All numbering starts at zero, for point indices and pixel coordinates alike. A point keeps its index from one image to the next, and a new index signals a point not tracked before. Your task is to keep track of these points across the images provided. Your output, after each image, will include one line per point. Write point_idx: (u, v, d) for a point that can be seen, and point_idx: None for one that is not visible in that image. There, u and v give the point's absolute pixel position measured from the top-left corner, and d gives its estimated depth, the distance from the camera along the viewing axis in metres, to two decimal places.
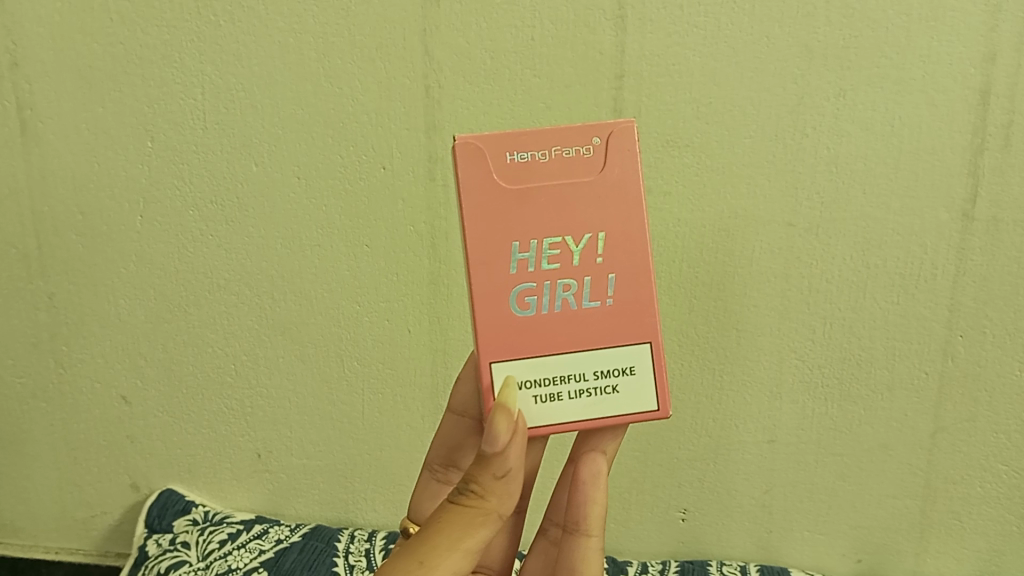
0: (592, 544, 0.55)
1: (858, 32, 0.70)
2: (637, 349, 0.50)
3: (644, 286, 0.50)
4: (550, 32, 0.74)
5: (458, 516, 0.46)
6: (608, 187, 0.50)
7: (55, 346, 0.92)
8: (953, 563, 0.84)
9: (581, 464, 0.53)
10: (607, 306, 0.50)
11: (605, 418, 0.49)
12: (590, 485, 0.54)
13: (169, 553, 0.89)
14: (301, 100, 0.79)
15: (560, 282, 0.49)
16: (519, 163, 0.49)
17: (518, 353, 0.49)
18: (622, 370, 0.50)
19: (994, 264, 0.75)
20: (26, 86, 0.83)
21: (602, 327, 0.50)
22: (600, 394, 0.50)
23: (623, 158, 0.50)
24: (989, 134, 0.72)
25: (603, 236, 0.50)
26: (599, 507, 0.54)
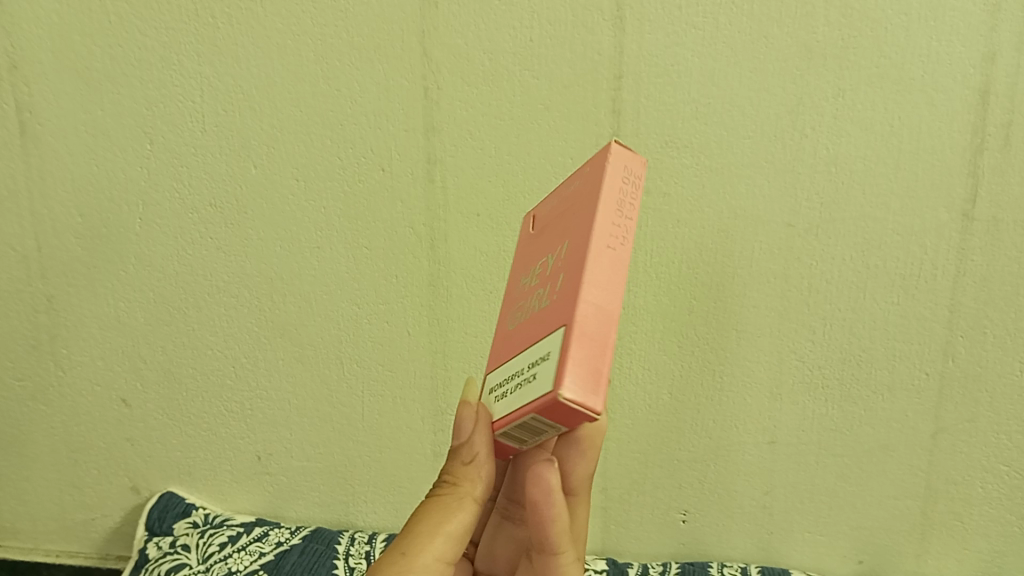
0: (564, 559, 0.52)
1: (858, 32, 0.70)
2: (553, 334, 0.40)
3: (577, 275, 0.40)
4: (549, 33, 0.73)
5: (436, 504, 0.47)
6: (580, 198, 0.44)
7: (55, 348, 0.92)
8: (956, 564, 0.84)
9: (533, 479, 0.47)
10: (551, 302, 0.42)
11: (522, 412, 0.41)
12: (544, 501, 0.48)
13: (170, 555, 0.88)
14: (300, 102, 0.79)
15: (534, 295, 0.45)
16: (542, 208, 0.49)
17: (498, 362, 0.46)
18: (542, 357, 0.40)
19: (995, 264, 0.75)
20: (24, 89, 0.83)
21: (543, 322, 0.42)
22: (526, 385, 0.41)
23: (598, 168, 0.43)
24: (989, 133, 0.72)
25: (568, 241, 0.43)
26: (562, 524, 0.49)
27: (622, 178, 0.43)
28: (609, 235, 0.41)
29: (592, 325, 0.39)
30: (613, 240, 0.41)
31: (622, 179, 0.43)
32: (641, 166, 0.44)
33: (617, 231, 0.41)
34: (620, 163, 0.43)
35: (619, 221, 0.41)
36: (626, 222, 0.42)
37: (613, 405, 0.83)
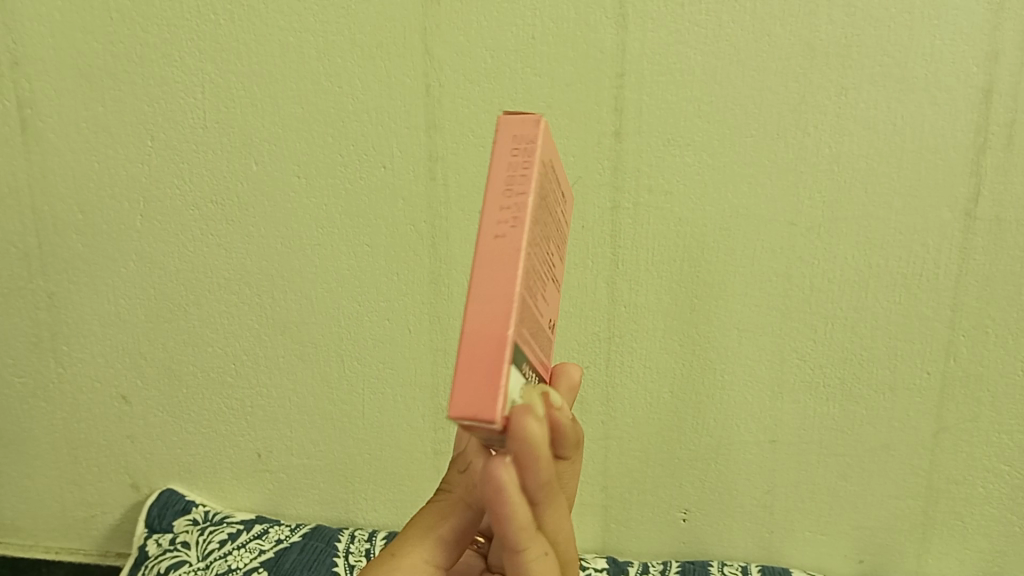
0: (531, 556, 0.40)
1: (861, 30, 0.70)
2: None
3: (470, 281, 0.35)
4: (552, 31, 0.73)
5: (430, 509, 0.47)
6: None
7: (55, 345, 0.92)
8: (956, 564, 0.84)
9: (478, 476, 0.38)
10: None
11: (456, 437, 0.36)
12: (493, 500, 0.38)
13: (169, 552, 0.88)
14: (301, 99, 0.79)
15: None
16: None
17: None
18: None
19: (998, 263, 0.74)
20: (27, 85, 0.83)
21: None
22: None
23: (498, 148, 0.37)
24: (992, 133, 0.71)
25: None
26: (522, 521, 0.39)
27: (510, 152, 0.36)
28: (494, 224, 0.35)
29: (479, 334, 0.33)
30: (498, 228, 0.34)
31: (510, 153, 0.36)
32: (536, 129, 0.36)
33: (503, 216, 0.35)
34: (508, 134, 0.36)
35: (505, 203, 0.35)
36: (515, 203, 0.35)
37: (613, 404, 0.83)
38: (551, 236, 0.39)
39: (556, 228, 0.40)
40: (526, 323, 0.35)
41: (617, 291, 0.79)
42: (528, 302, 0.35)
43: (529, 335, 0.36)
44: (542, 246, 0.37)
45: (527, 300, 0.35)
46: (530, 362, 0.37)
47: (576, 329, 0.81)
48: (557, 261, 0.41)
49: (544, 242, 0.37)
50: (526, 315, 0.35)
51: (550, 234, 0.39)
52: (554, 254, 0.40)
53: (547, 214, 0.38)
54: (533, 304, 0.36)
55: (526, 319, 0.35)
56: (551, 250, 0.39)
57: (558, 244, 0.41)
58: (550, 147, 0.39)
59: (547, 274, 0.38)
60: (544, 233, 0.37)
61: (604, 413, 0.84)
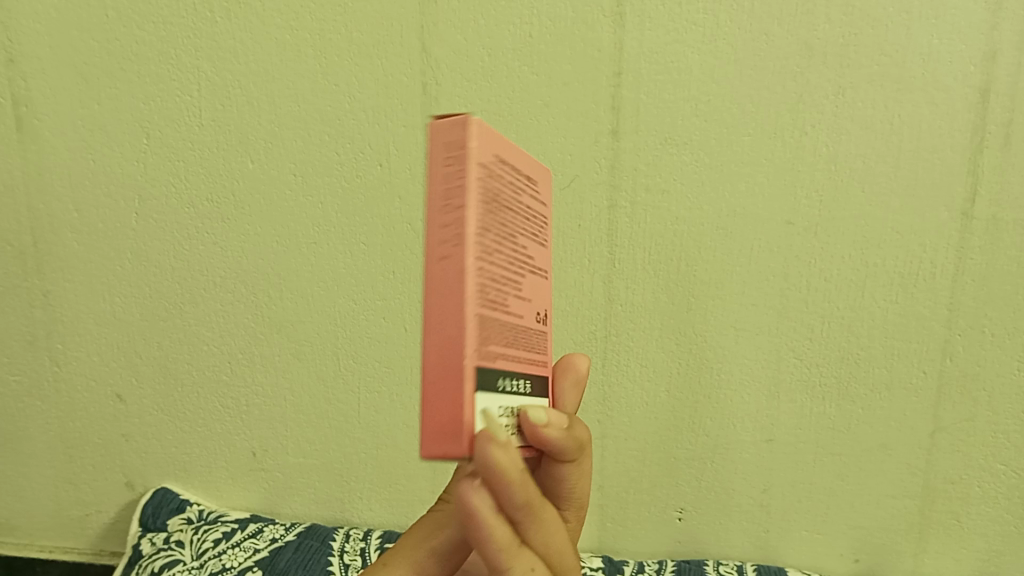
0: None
1: (858, 30, 0.71)
2: None
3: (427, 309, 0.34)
4: (549, 29, 0.73)
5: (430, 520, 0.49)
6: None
7: (51, 344, 0.92)
8: (954, 565, 0.83)
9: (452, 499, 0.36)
10: None
11: None
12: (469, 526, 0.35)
13: (163, 551, 0.87)
14: (298, 97, 0.79)
15: None
16: None
17: None
18: None
19: (995, 263, 0.74)
20: (22, 83, 0.83)
21: None
22: None
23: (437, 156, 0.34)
24: (989, 132, 0.71)
25: None
26: (504, 543, 0.36)
27: (442, 162, 0.33)
28: (438, 246, 0.33)
29: (441, 364, 0.33)
30: (443, 250, 0.33)
31: (442, 164, 0.33)
32: (464, 130, 0.33)
33: (445, 236, 0.33)
34: (439, 142, 0.33)
35: (445, 221, 0.33)
36: (455, 219, 0.32)
37: (611, 403, 0.83)
38: (516, 228, 0.37)
39: (522, 213, 0.37)
40: (493, 337, 0.34)
41: (614, 290, 0.79)
42: (490, 315, 0.34)
43: (501, 346, 0.35)
44: (500, 248, 0.35)
45: (487, 315, 0.34)
46: (509, 370, 0.36)
47: (573, 328, 0.81)
48: (531, 247, 0.38)
49: (503, 242, 0.35)
50: (491, 330, 0.34)
51: (512, 228, 0.36)
52: (525, 241, 0.38)
53: (502, 212, 0.35)
54: (499, 314, 0.35)
55: (491, 334, 0.34)
56: (517, 241, 0.37)
57: (530, 229, 0.38)
58: (495, 135, 0.35)
59: (515, 270, 0.36)
60: (501, 233, 0.35)
61: (601, 412, 0.84)
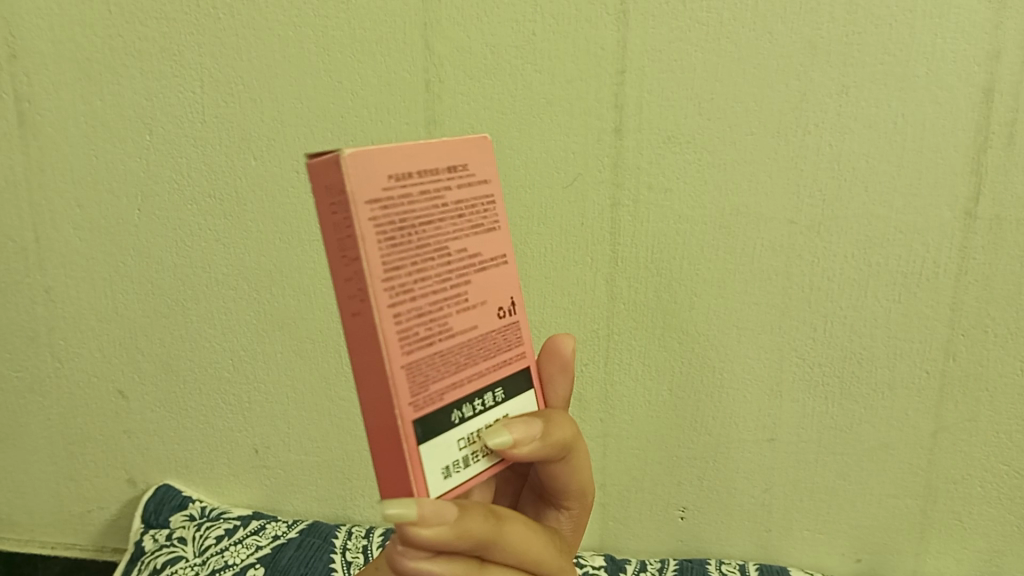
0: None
1: (862, 29, 0.70)
2: None
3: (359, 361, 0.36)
4: (552, 27, 0.73)
5: None
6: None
7: (53, 340, 0.92)
8: (954, 564, 0.84)
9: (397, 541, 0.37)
10: None
11: None
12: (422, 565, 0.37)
13: (165, 548, 0.87)
14: (300, 94, 0.78)
15: None
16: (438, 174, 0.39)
17: None
18: None
19: (998, 263, 0.74)
20: (24, 79, 0.83)
21: None
22: None
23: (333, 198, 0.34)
24: (993, 132, 0.71)
25: None
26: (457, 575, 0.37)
27: (331, 212, 0.33)
28: (349, 300, 0.34)
29: (382, 412, 0.35)
30: (353, 305, 0.34)
31: (332, 214, 0.33)
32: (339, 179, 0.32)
33: (351, 290, 0.34)
34: (324, 189, 0.33)
35: (347, 275, 0.34)
36: (354, 274, 0.33)
37: (612, 401, 0.83)
38: (440, 241, 0.36)
39: (446, 219, 0.36)
40: (428, 373, 0.35)
41: (616, 289, 0.79)
42: (420, 354, 0.35)
43: (444, 375, 0.36)
44: (419, 278, 0.35)
45: (415, 356, 0.35)
46: (460, 393, 0.37)
47: (575, 326, 0.81)
48: (470, 248, 0.37)
49: (421, 269, 0.35)
50: (423, 368, 0.35)
51: (435, 244, 0.36)
52: (458, 247, 0.37)
53: (413, 237, 0.34)
54: (433, 346, 0.36)
55: (425, 371, 0.35)
56: (446, 253, 0.36)
57: (466, 230, 0.37)
58: (388, 157, 0.34)
59: (450, 287, 0.36)
60: (416, 260, 0.35)
61: (602, 411, 0.84)
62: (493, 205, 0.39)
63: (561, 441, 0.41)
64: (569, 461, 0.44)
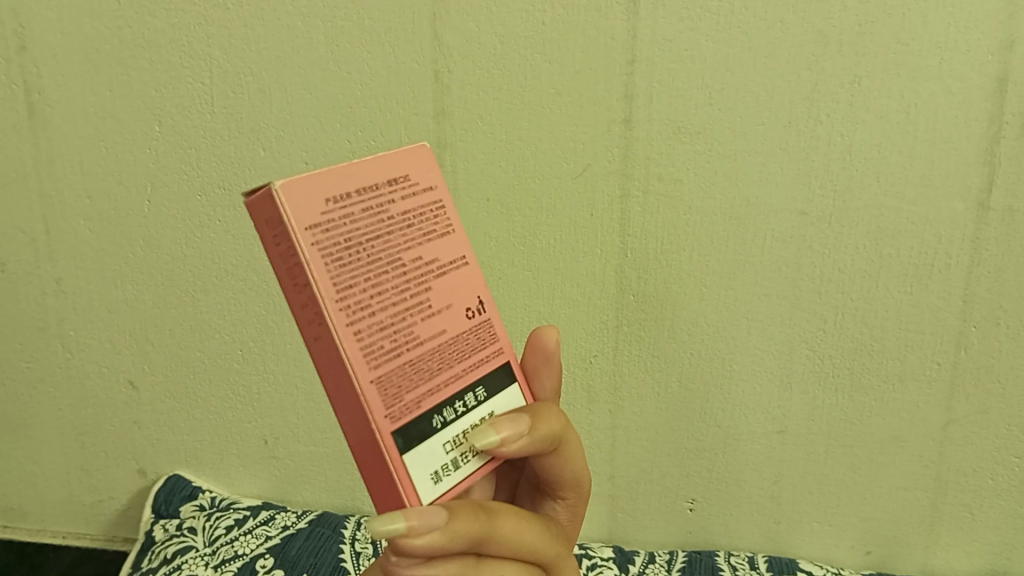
0: None
1: (874, 18, 0.69)
2: None
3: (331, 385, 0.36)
4: (561, 17, 0.73)
5: None
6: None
7: (63, 331, 0.92)
8: (964, 557, 0.83)
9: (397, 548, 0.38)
10: None
11: None
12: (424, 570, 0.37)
13: (176, 538, 0.88)
14: (309, 84, 0.78)
15: None
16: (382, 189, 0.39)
17: None
18: None
19: (1011, 254, 0.74)
20: (34, 70, 0.83)
21: None
22: None
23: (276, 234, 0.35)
24: (1006, 122, 0.71)
25: None
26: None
27: (274, 243, 0.34)
28: (309, 325, 0.34)
29: (361, 431, 0.35)
30: (313, 329, 0.34)
31: (276, 245, 0.34)
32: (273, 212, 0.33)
33: (308, 315, 0.34)
34: (264, 224, 0.34)
35: (302, 302, 0.34)
36: (308, 299, 0.33)
37: (621, 393, 0.83)
38: (392, 253, 0.36)
39: (395, 230, 0.36)
40: (401, 384, 0.35)
41: (625, 280, 0.79)
42: (389, 367, 0.35)
43: (418, 385, 0.36)
44: (376, 292, 0.35)
45: (383, 369, 0.35)
46: (439, 398, 0.37)
47: (584, 318, 0.81)
48: (426, 254, 0.37)
49: (376, 283, 0.35)
50: (395, 380, 0.35)
51: (389, 256, 0.36)
52: (413, 255, 0.37)
53: (361, 254, 0.35)
54: (401, 356, 0.36)
55: (397, 382, 0.35)
56: (401, 264, 0.36)
57: (419, 238, 0.37)
58: (321, 182, 0.34)
59: (411, 297, 0.36)
60: (369, 276, 0.35)
61: (611, 403, 0.83)
62: (444, 208, 0.39)
63: (551, 434, 0.40)
64: (562, 451, 0.44)
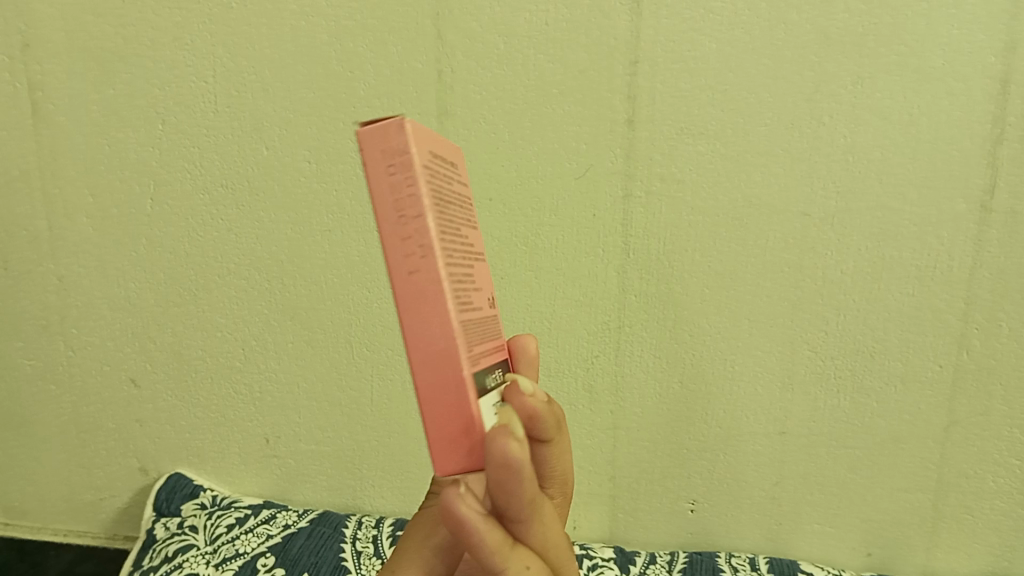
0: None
1: (877, 20, 0.70)
2: None
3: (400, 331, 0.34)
4: (564, 17, 0.73)
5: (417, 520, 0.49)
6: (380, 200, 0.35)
7: (65, 329, 0.92)
8: (966, 559, 0.83)
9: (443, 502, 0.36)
10: None
11: None
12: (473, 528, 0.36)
13: (178, 536, 0.87)
14: (312, 83, 0.78)
15: None
16: None
17: None
18: None
19: (1013, 256, 0.74)
20: (37, 68, 0.83)
21: None
22: None
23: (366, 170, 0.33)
24: (1008, 124, 0.71)
25: None
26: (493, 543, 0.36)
27: (386, 173, 0.33)
28: (402, 260, 0.33)
29: (435, 380, 0.34)
30: (410, 265, 0.33)
31: (387, 175, 0.33)
32: (402, 138, 0.32)
33: (408, 249, 0.33)
34: (378, 152, 0.33)
35: (404, 236, 0.33)
36: (415, 231, 0.32)
37: (623, 393, 0.83)
38: (460, 218, 0.37)
39: (459, 202, 0.37)
40: (473, 338, 0.35)
41: (627, 280, 0.79)
42: (467, 317, 0.35)
43: (479, 344, 0.36)
44: (456, 246, 0.35)
45: (465, 317, 0.34)
46: (488, 364, 0.37)
47: (586, 318, 0.81)
48: (473, 234, 0.38)
49: (456, 238, 0.35)
50: (470, 332, 0.35)
51: (458, 221, 0.36)
52: (468, 230, 0.38)
53: (448, 208, 0.35)
54: (470, 312, 0.36)
55: (471, 335, 0.35)
56: (464, 232, 0.37)
57: (469, 218, 0.38)
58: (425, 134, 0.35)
59: (470, 262, 0.37)
60: (453, 229, 0.35)
61: (613, 403, 0.83)
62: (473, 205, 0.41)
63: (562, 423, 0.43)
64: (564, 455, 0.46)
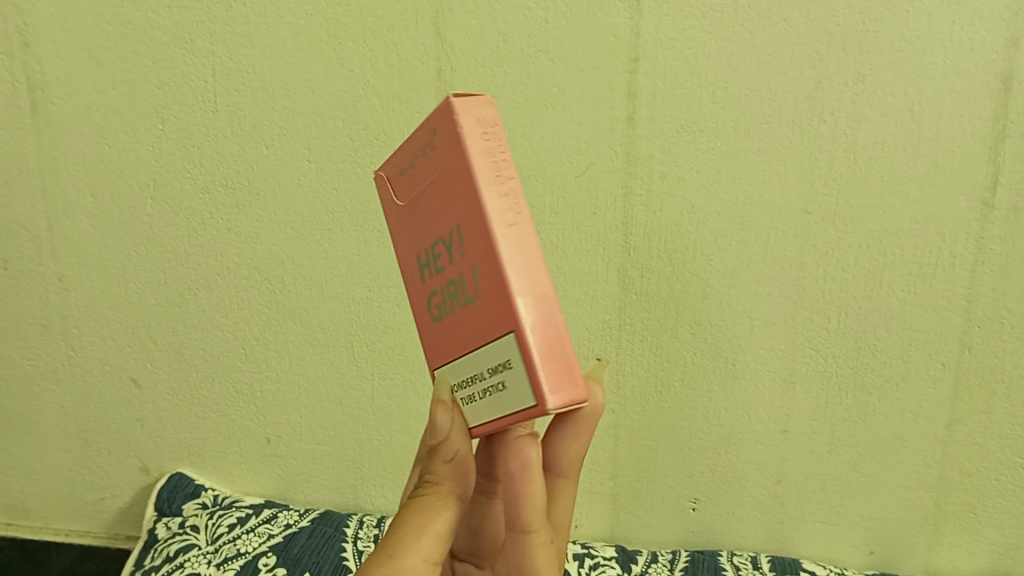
0: (536, 539, 0.44)
1: (879, 16, 0.69)
2: (505, 341, 0.38)
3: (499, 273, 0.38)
4: (565, 14, 0.72)
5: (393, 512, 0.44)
6: (447, 170, 0.39)
7: (65, 329, 0.92)
8: (967, 557, 0.83)
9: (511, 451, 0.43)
10: (483, 300, 0.39)
11: (507, 418, 0.39)
12: (521, 479, 0.43)
13: (179, 536, 0.88)
14: (311, 82, 0.78)
15: (450, 283, 0.41)
16: (399, 174, 0.43)
17: (444, 358, 0.43)
18: (501, 365, 0.39)
19: (1015, 253, 0.73)
20: (36, 67, 0.83)
21: (486, 324, 0.39)
22: (495, 392, 0.40)
23: (455, 136, 0.38)
24: (1011, 120, 0.70)
25: (461, 228, 0.39)
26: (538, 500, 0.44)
27: (484, 140, 0.39)
28: (506, 213, 0.38)
29: (537, 314, 0.38)
30: (511, 217, 0.39)
31: (484, 141, 0.39)
32: (495, 115, 0.40)
33: (506, 205, 0.39)
34: (474, 121, 0.39)
35: (502, 192, 0.39)
36: (513, 189, 0.39)
37: (624, 392, 0.83)
38: None
39: None
40: None
41: (628, 278, 0.79)
42: None
43: None
44: None
45: None
46: None
47: (587, 317, 0.81)
48: None
49: None
50: None
51: None
52: None
53: None
54: None
55: None
56: None
57: None
58: None
59: None
60: None
61: (614, 401, 0.83)
62: None
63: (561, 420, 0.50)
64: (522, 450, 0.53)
